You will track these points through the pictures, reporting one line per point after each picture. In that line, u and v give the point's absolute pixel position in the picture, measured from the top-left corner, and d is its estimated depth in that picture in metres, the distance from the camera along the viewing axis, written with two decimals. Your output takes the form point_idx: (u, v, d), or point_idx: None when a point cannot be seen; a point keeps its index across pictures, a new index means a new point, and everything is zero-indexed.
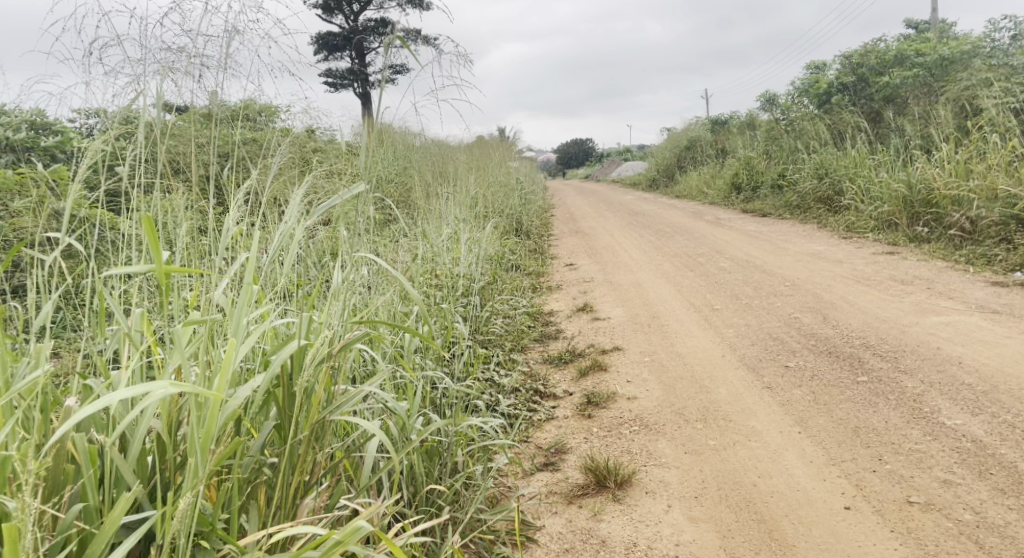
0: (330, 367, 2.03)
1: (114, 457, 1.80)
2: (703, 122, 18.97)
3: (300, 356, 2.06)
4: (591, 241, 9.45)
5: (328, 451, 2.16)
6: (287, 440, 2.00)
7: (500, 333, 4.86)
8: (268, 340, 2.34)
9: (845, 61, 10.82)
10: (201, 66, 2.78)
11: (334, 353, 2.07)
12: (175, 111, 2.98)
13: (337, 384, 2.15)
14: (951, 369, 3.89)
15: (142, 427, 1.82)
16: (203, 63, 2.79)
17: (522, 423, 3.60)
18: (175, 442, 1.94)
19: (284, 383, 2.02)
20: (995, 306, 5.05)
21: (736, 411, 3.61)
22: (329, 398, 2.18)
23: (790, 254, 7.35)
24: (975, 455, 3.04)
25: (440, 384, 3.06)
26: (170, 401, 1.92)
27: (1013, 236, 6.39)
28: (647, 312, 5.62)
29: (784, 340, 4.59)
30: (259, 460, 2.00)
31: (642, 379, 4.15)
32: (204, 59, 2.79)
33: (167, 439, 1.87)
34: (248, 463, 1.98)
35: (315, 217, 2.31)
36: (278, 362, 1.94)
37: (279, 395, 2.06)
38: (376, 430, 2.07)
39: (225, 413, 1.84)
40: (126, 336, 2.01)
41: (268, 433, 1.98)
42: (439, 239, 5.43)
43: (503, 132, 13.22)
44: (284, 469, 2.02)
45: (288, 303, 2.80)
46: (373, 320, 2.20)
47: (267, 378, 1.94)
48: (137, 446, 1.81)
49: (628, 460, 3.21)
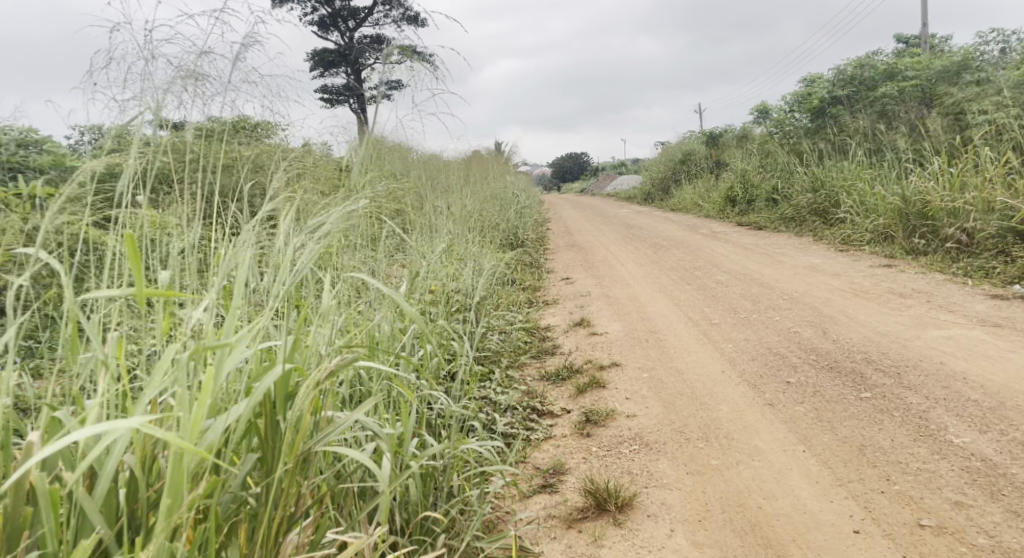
0: (320, 393, 1.96)
1: (80, 495, 1.73)
2: (697, 136, 18.98)
3: (286, 382, 1.99)
4: (587, 254, 9.38)
5: (315, 482, 2.08)
6: (270, 472, 1.93)
7: (496, 349, 4.78)
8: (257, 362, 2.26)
9: (838, 75, 10.79)
10: (186, 81, 2.67)
11: (323, 379, 1.99)
12: (169, 128, 2.89)
13: (327, 411, 2.07)
14: (955, 384, 3.82)
15: (112, 461, 1.75)
16: (188, 78, 2.68)
17: (518, 443, 3.51)
18: (148, 478, 1.87)
19: (267, 412, 1.95)
20: (996, 320, 4.99)
21: (738, 429, 3.52)
22: (317, 426, 2.10)
23: (787, 267, 7.29)
24: (985, 475, 2.96)
25: (437, 405, 2.98)
26: (144, 433, 1.86)
27: (1011, 249, 6.34)
28: (644, 326, 5.55)
29: (785, 355, 4.51)
30: (243, 493, 1.93)
31: (641, 396, 4.06)
32: (189, 73, 2.68)
33: (139, 474, 1.80)
34: (228, 499, 1.90)
35: (312, 237, 2.23)
36: (265, 387, 1.87)
37: (262, 425, 1.98)
38: (365, 460, 1.98)
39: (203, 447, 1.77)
40: (102, 364, 1.93)
41: (251, 467, 1.90)
42: (434, 253, 5.36)
43: (498, 146, 13.17)
44: (267, 503, 1.94)
45: (282, 322, 2.72)
46: (363, 342, 2.13)
47: (252, 405, 1.86)
48: (107, 483, 1.74)
49: (628, 482, 3.12)
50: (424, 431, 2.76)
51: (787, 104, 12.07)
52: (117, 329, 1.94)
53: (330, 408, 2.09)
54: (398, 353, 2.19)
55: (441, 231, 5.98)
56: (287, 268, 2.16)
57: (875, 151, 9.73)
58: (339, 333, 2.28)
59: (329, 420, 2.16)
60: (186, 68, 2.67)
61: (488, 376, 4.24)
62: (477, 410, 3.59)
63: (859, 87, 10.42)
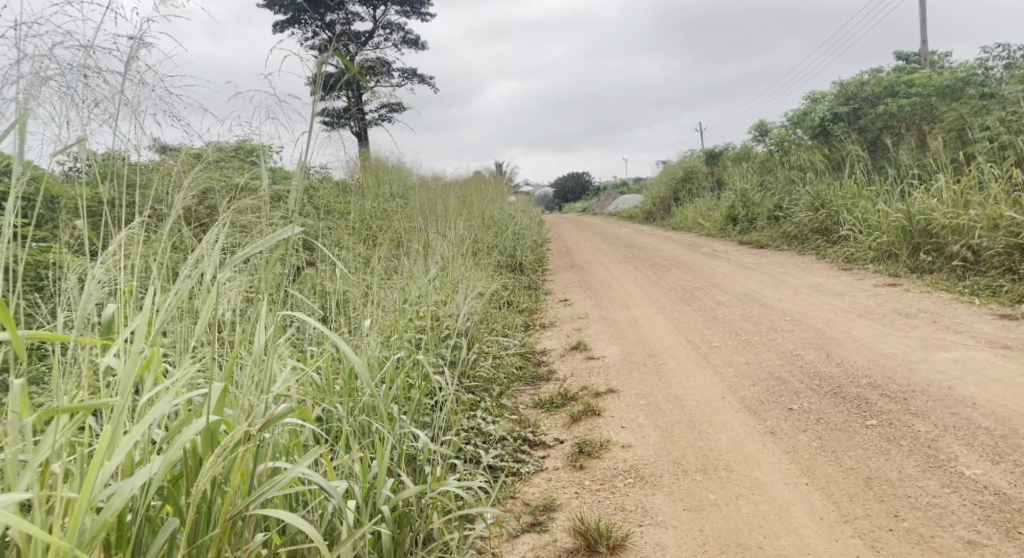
0: (246, 450, 1.95)
1: None
2: (698, 155, 18.91)
3: (212, 436, 1.99)
4: (587, 275, 9.23)
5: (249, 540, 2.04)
6: (187, 538, 1.89)
7: (488, 377, 4.62)
8: (185, 407, 2.18)
9: (838, 92, 10.69)
10: (88, 93, 2.53)
11: (252, 435, 1.97)
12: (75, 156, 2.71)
13: (266, 466, 2.05)
14: (965, 411, 3.65)
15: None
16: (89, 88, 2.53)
17: (507, 478, 3.35)
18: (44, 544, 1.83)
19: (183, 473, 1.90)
20: (1005, 341, 4.83)
21: (738, 461, 3.36)
22: (259, 480, 2.09)
23: (789, 288, 7.13)
24: (999, 510, 2.79)
25: (418, 441, 2.84)
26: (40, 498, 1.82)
27: (1018, 266, 6.20)
28: (642, 350, 5.39)
29: (787, 380, 4.34)
30: (168, 553, 1.94)
31: (637, 425, 3.90)
32: (96, 85, 2.54)
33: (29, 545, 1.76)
34: None
35: (242, 255, 2.12)
36: (179, 444, 1.87)
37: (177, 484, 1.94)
38: (296, 523, 1.92)
39: (98, 519, 1.74)
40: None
41: (173, 530, 1.90)
42: (427, 279, 5.25)
43: (497, 167, 13.08)
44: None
45: (227, 353, 2.61)
46: (298, 394, 2.05)
47: (165, 464, 1.86)
48: None
49: (621, 520, 2.96)
50: (400, 469, 2.68)
51: (787, 123, 11.98)
52: (11, 381, 1.84)
53: (270, 462, 2.08)
54: (339, 401, 2.09)
55: (433, 255, 5.87)
56: (211, 299, 2.11)
57: (877, 168, 9.60)
58: (286, 372, 2.25)
59: (274, 469, 2.15)
60: (95, 82, 2.54)
61: (478, 406, 4.09)
62: (464, 442, 3.46)
63: (861, 104, 10.29)
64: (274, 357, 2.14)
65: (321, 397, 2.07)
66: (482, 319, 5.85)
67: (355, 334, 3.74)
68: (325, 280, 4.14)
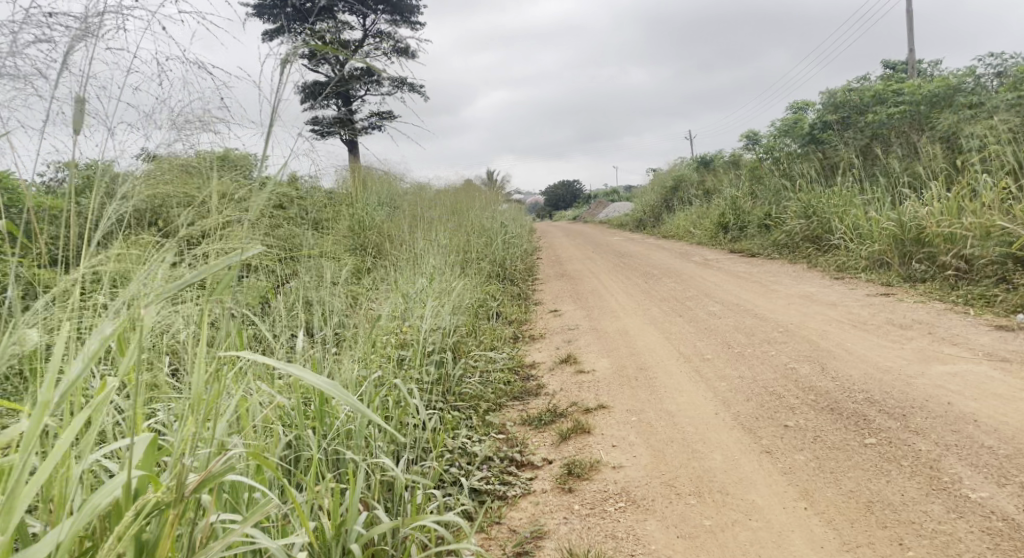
0: (174, 513, 1.88)
1: None
2: (688, 162, 18.86)
3: (137, 496, 1.95)
4: (577, 284, 9.11)
5: None
6: None
7: (475, 393, 4.47)
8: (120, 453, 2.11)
9: (827, 100, 10.61)
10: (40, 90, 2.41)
11: (181, 497, 1.89)
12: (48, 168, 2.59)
13: (206, 525, 1.97)
14: (967, 429, 3.52)
15: None
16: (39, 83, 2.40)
17: (492, 502, 3.21)
18: None
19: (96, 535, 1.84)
20: (1003, 354, 4.70)
21: (733, 482, 3.22)
22: (201, 538, 2.00)
23: (782, 297, 7.02)
24: (1009, 538, 2.69)
25: (392, 469, 2.72)
26: None
27: (1012, 276, 6.09)
28: (633, 364, 5.24)
29: (782, 396, 4.20)
30: None
31: (629, 443, 3.75)
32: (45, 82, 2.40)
33: None
34: None
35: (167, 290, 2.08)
36: (90, 509, 1.83)
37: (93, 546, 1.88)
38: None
39: None
40: None
41: None
42: (413, 291, 5.13)
43: (488, 175, 12.97)
44: None
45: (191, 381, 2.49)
46: (230, 450, 1.94)
47: (75, 527, 1.81)
48: None
49: (612, 550, 2.84)
50: (375, 502, 2.57)
51: (776, 130, 11.91)
52: None
53: (211, 519, 2.00)
54: (287, 447, 1.98)
55: (423, 264, 5.74)
56: (134, 345, 2.12)
57: (868, 176, 9.51)
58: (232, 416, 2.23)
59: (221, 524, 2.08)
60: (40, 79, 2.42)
61: (462, 425, 3.93)
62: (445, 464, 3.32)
63: (850, 113, 10.24)
64: (207, 402, 2.09)
65: (250, 450, 1.96)
66: (469, 331, 5.69)
67: (335, 355, 3.58)
68: (307, 292, 4.03)
